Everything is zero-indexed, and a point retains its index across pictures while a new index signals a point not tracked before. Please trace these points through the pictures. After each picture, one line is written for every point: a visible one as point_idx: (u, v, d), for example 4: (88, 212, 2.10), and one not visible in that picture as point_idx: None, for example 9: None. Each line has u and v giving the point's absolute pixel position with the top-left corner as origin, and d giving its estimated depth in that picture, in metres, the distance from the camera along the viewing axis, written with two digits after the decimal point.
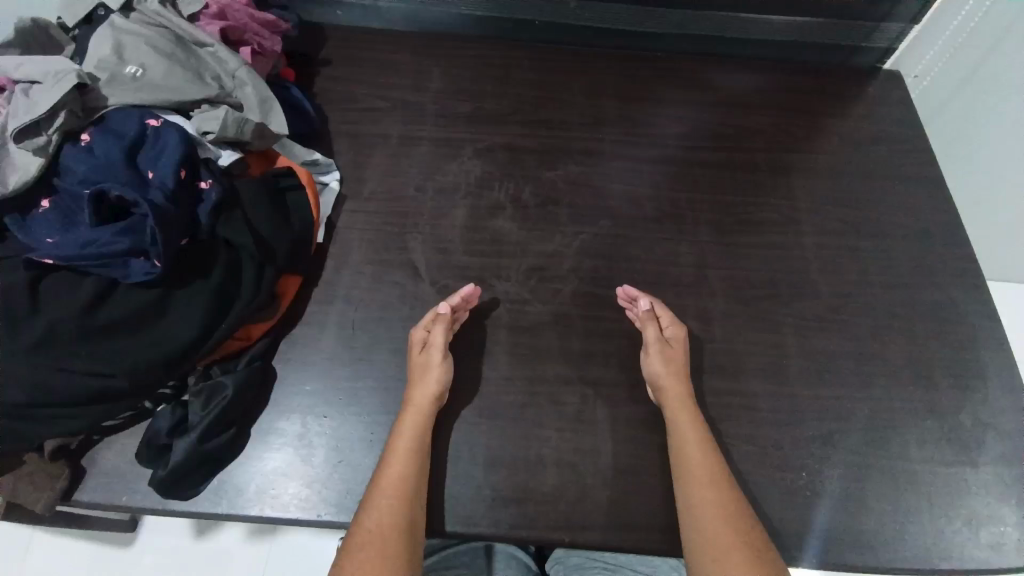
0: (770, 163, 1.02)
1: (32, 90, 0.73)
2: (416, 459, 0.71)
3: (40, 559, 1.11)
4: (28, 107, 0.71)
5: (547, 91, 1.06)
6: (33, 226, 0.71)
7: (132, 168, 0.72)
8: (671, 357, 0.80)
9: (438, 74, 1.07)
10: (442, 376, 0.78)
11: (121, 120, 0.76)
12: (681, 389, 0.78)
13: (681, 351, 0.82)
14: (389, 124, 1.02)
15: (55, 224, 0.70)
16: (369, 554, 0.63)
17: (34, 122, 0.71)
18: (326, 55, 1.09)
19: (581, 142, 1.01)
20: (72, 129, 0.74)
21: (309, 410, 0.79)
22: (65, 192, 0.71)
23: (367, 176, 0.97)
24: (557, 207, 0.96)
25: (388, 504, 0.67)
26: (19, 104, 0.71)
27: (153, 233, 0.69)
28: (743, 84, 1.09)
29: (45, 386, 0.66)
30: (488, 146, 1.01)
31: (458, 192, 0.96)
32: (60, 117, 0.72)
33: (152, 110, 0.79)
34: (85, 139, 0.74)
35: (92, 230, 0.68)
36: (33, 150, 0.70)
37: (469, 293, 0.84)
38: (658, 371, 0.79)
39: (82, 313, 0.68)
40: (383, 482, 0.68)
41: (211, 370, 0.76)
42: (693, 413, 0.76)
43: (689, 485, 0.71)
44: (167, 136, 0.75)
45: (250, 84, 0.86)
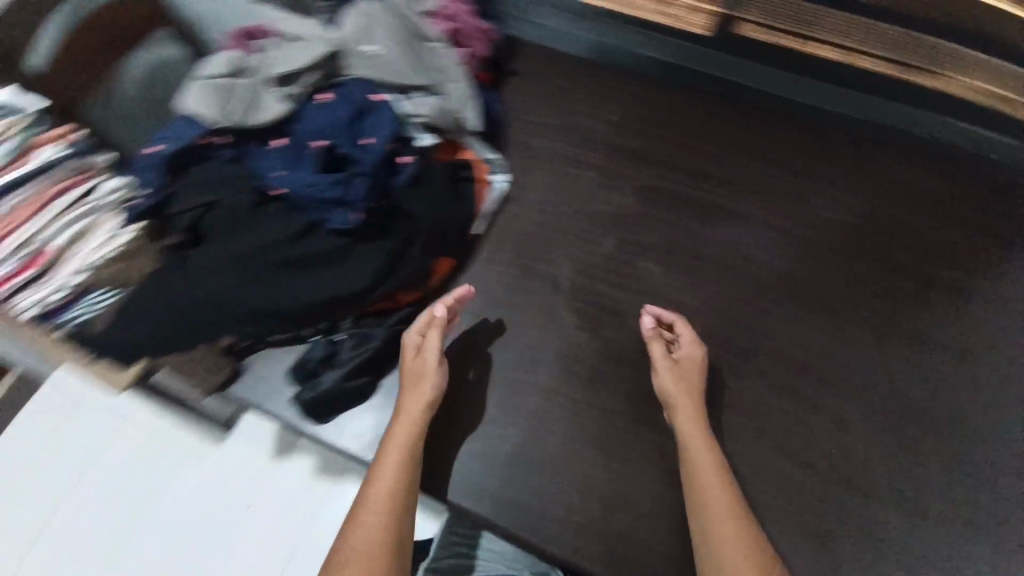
0: (931, 280, 0.97)
1: (289, 44, 0.86)
2: (405, 471, 0.75)
3: (135, 421, 1.19)
4: (284, 57, 0.84)
5: (717, 148, 1.07)
6: (262, 157, 0.81)
7: (355, 133, 0.83)
8: (683, 375, 0.84)
9: (616, 107, 1.11)
10: (433, 385, 0.81)
11: (354, 89, 0.87)
12: (691, 407, 0.81)
13: (694, 371, 0.85)
14: (560, 143, 1.09)
15: (281, 160, 0.80)
16: (357, 562, 0.68)
17: (287, 74, 0.83)
18: (518, 65, 1.17)
19: (738, 207, 1.02)
20: (314, 86, 0.85)
21: None
22: (295, 136, 0.82)
23: (530, 186, 1.04)
24: (699, 263, 0.99)
25: (378, 517, 0.71)
26: (277, 53, 0.84)
27: (361, 192, 0.79)
28: (928, 187, 1.02)
29: (241, 297, 0.78)
30: (647, 187, 1.04)
31: (609, 224, 1.01)
32: (309, 75, 0.85)
33: (379, 86, 0.90)
34: (322, 97, 0.85)
35: (314, 175, 0.79)
36: (280, 97, 0.82)
37: (461, 292, 0.88)
38: (668, 387, 0.83)
39: (288, 246, 0.80)
40: (375, 493, 0.73)
41: (363, 319, 0.87)
42: (705, 437, 0.79)
43: (707, 512, 0.73)
44: (388, 114, 0.86)
45: (458, 82, 0.95)
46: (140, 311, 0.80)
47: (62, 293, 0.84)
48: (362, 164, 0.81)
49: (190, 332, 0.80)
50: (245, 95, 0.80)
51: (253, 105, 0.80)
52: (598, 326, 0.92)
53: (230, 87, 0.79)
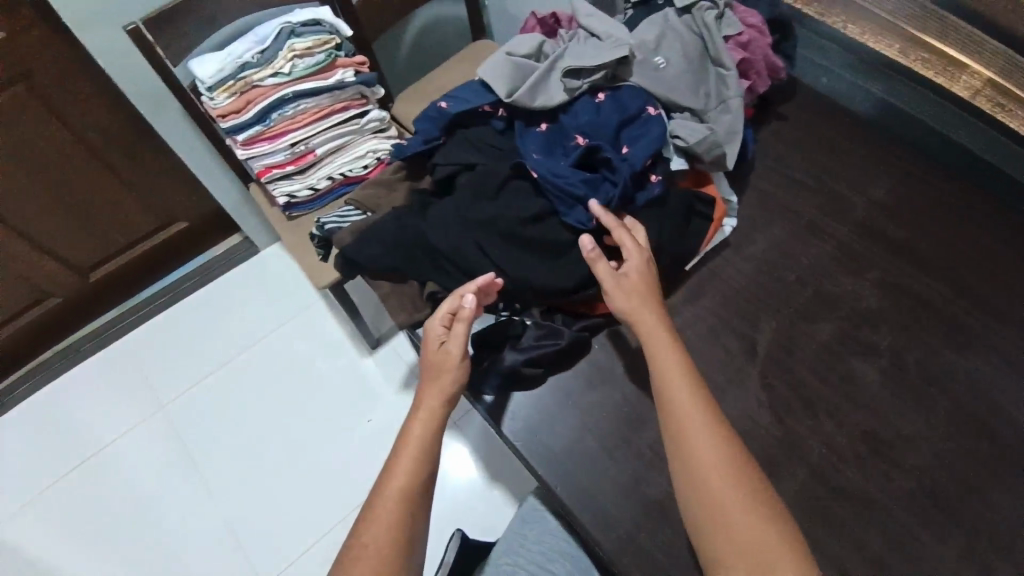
0: None
1: (590, 43, 0.91)
2: (420, 468, 0.73)
3: (317, 316, 1.58)
4: (582, 55, 0.89)
5: (1006, 269, 0.88)
6: (528, 136, 0.88)
7: (617, 139, 0.85)
8: (633, 291, 0.77)
9: (889, 185, 0.98)
10: (456, 380, 0.78)
11: (633, 95, 0.88)
12: (650, 332, 0.74)
13: (641, 283, 0.78)
14: (806, 203, 0.99)
15: (542, 145, 0.86)
16: (366, 562, 0.66)
17: (579, 70, 0.89)
18: (787, 111, 1.09)
19: (1012, 346, 0.84)
20: (596, 85, 0.90)
21: (595, 400, 0.86)
22: (562, 127, 0.88)
23: (758, 239, 0.97)
24: (937, 393, 0.82)
25: (387, 515, 0.69)
26: (577, 50, 0.90)
27: (607, 199, 0.82)
28: None
29: (467, 249, 0.85)
30: (897, 284, 0.90)
31: (836, 308, 0.90)
32: (597, 74, 0.88)
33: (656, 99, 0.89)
34: (599, 98, 0.89)
35: (568, 169, 0.83)
36: (565, 88, 0.88)
37: (488, 281, 0.82)
38: (625, 306, 0.76)
39: (520, 222, 0.84)
40: (388, 491, 0.70)
41: (553, 315, 0.90)
42: (682, 376, 0.70)
43: (695, 476, 0.64)
44: (656, 128, 0.85)
45: (731, 114, 0.91)
46: (376, 231, 0.89)
47: (311, 189, 1.28)
48: (612, 169, 0.83)
49: (409, 265, 0.88)
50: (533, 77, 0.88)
51: (536, 88, 0.88)
52: (788, 414, 0.83)
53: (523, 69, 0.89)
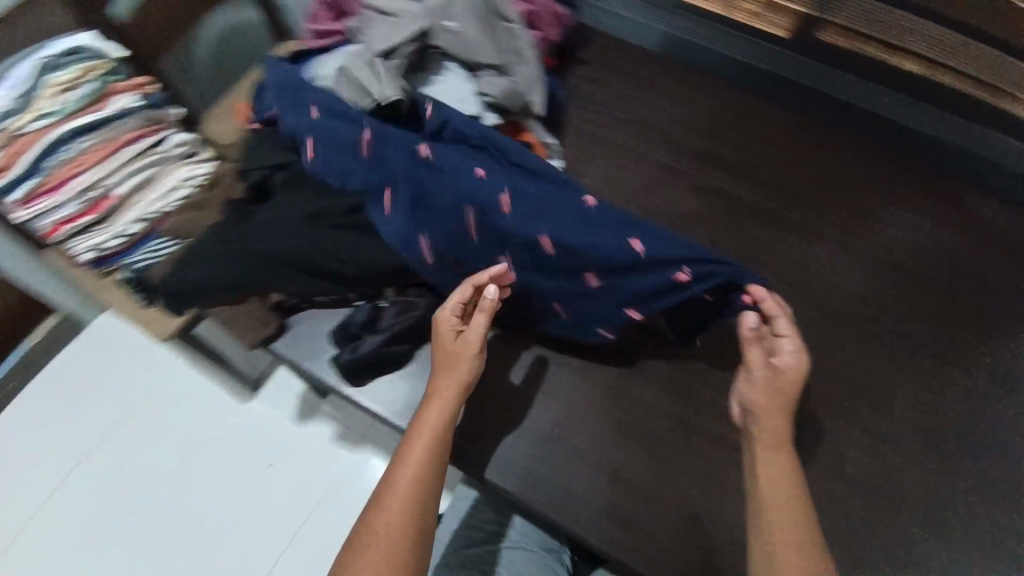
0: (1003, 309, 0.91)
1: (388, 21, 0.90)
2: (432, 457, 0.72)
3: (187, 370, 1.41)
4: (385, 36, 0.88)
5: (781, 152, 1.05)
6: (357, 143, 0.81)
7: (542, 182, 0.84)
8: (778, 387, 0.75)
9: (681, 103, 1.10)
10: (473, 372, 0.77)
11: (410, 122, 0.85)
12: (776, 418, 0.74)
13: (794, 382, 0.75)
14: (620, 133, 1.08)
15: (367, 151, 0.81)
16: (376, 551, 0.66)
17: (393, 50, 0.87)
18: (585, 54, 1.17)
19: (798, 214, 0.99)
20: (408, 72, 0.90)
21: None
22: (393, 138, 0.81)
23: (585, 174, 1.04)
24: (751, 268, 0.95)
25: (399, 504, 0.68)
26: (378, 33, 0.89)
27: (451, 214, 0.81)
28: (1005, 220, 0.98)
29: (300, 249, 0.80)
30: (705, 186, 1.02)
31: (662, 218, 1.00)
32: (410, 49, 0.88)
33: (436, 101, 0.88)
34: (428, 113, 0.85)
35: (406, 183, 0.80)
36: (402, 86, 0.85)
37: (501, 271, 0.80)
38: (759, 401, 0.75)
39: (348, 210, 0.82)
40: (399, 480, 0.70)
41: (408, 289, 0.87)
42: (780, 450, 0.72)
43: (765, 534, 0.67)
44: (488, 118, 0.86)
45: (527, 65, 0.95)
46: (200, 256, 0.82)
47: (123, 238, 1.09)
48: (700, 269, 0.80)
49: (242, 281, 0.81)
50: (354, 83, 0.85)
51: (360, 92, 0.85)
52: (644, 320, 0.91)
53: (342, 81, 0.86)
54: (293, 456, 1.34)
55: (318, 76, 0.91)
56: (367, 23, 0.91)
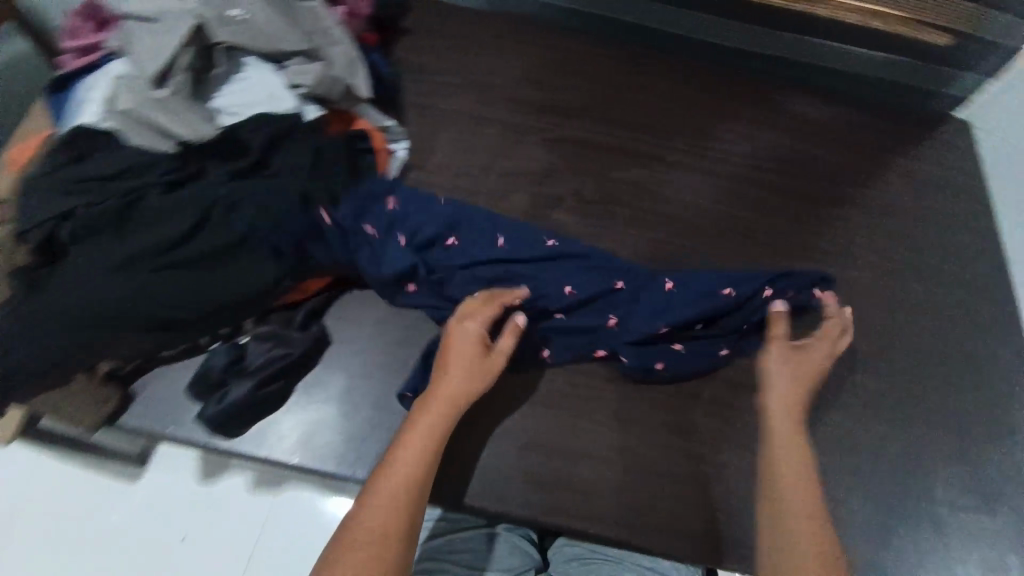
0: (830, 194, 1.01)
1: (150, 29, 0.77)
2: (429, 453, 0.68)
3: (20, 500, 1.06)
4: (153, 49, 0.75)
5: (620, 89, 1.07)
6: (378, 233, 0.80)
7: (487, 261, 0.84)
8: (799, 368, 0.79)
9: (517, 59, 1.08)
10: (483, 375, 0.73)
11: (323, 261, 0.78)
12: (799, 397, 0.76)
13: (810, 369, 0.79)
14: (463, 101, 1.04)
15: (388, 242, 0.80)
16: (359, 554, 0.59)
17: (168, 67, 0.75)
18: (408, 24, 1.10)
19: (647, 147, 1.03)
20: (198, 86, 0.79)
21: (357, 370, 0.81)
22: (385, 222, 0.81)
23: (436, 149, 0.99)
24: (616, 207, 0.97)
25: (392, 503, 0.63)
26: (143, 45, 0.76)
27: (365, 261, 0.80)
28: (817, 113, 1.08)
29: (120, 306, 0.70)
30: (556, 137, 1.02)
31: (522, 177, 0.98)
32: (185, 61, 0.76)
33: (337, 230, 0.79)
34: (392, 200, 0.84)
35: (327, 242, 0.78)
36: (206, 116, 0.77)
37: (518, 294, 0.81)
38: (781, 373, 0.78)
39: (167, 249, 0.73)
40: (393, 478, 0.65)
41: (268, 316, 0.79)
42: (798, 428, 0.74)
43: (776, 506, 0.68)
44: (397, 218, 0.83)
45: (339, 44, 0.86)
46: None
47: None
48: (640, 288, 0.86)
49: (55, 360, 0.69)
50: (147, 122, 0.74)
51: (159, 130, 0.75)
52: None
53: (127, 120, 0.73)
54: (214, 541, 1.04)
55: (88, 116, 0.75)
56: (129, 33, 0.77)
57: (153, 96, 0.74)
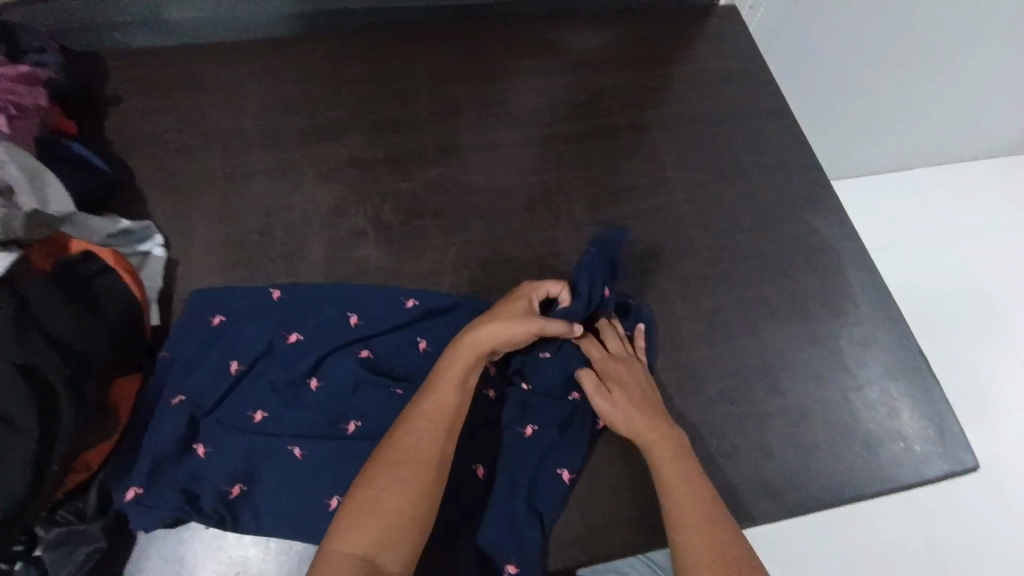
0: (630, 124, 0.97)
1: None
2: (434, 442, 0.60)
3: None
4: None
5: (384, 87, 0.96)
6: (198, 380, 0.72)
7: (333, 348, 0.75)
8: (624, 391, 0.71)
9: (259, 91, 0.94)
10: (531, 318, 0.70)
11: (149, 448, 0.68)
12: (648, 416, 0.68)
13: (632, 384, 0.72)
14: (212, 161, 0.89)
15: (212, 381, 0.72)
16: (382, 491, 0.57)
17: None
18: (113, 91, 0.91)
19: (434, 140, 0.94)
20: None
21: (181, 529, 0.68)
22: (210, 358, 0.74)
23: (198, 231, 0.85)
24: (421, 220, 0.88)
25: (424, 437, 0.60)
26: None
27: (208, 405, 0.71)
28: (592, 42, 1.03)
29: None
30: (333, 165, 0.90)
31: (310, 226, 0.87)
32: None
33: (154, 410, 0.72)
34: (217, 318, 0.77)
35: (160, 416, 0.69)
36: None
37: None
38: (619, 411, 0.70)
39: None
40: (426, 410, 0.62)
41: (57, 514, 0.65)
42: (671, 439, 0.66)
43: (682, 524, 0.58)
44: (226, 348, 0.75)
45: (13, 164, 0.70)
46: None
47: None
48: None
49: None
50: None
51: None
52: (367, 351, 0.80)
53: None
54: None
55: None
56: None
57: None
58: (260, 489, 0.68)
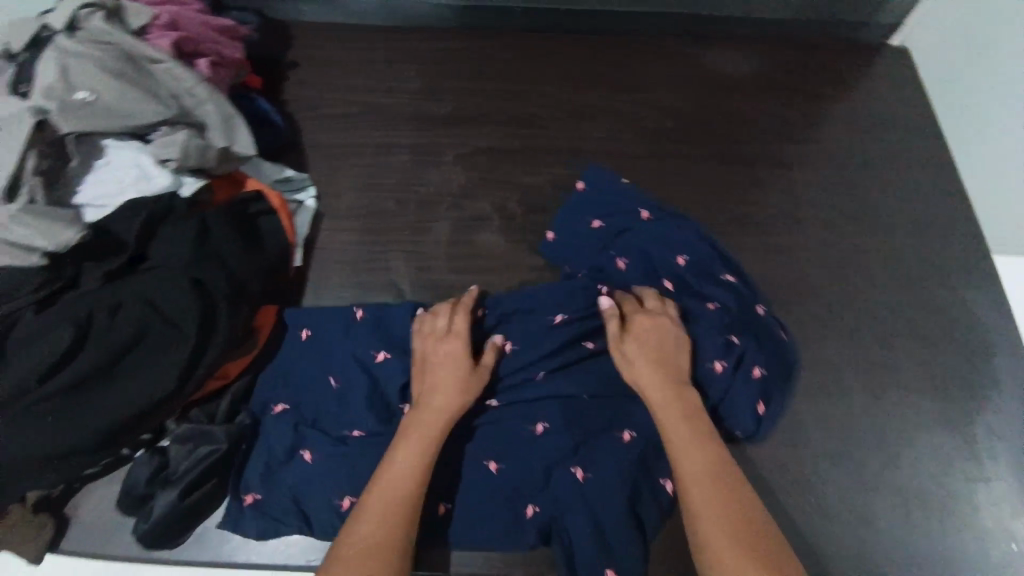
0: (768, 155, 0.95)
1: None
2: (394, 527, 0.58)
3: None
4: None
5: (528, 84, 1.00)
6: (301, 391, 0.76)
7: None
8: (648, 345, 0.71)
9: (415, 73, 1.01)
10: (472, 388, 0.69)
11: (265, 449, 0.73)
12: (663, 381, 0.69)
13: (662, 341, 0.72)
14: (365, 130, 0.97)
15: (314, 393, 0.76)
16: None
17: (11, 177, 0.68)
18: (293, 57, 1.02)
19: (567, 141, 0.96)
20: (47, 172, 0.72)
21: (275, 460, 0.73)
22: (311, 373, 0.77)
23: (343, 190, 0.93)
24: (544, 215, 0.91)
25: (378, 522, 0.58)
26: None
27: (311, 419, 0.75)
28: (742, 67, 1.01)
29: (15, 445, 0.65)
30: (470, 150, 0.95)
31: (441, 203, 0.92)
32: (29, 160, 0.69)
33: (256, 418, 0.76)
34: (306, 331, 0.79)
35: (268, 429, 0.74)
36: (67, 223, 0.68)
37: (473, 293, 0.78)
38: (643, 363, 0.70)
39: (45, 377, 0.66)
40: (378, 494, 0.60)
41: (190, 412, 0.74)
42: (687, 414, 0.66)
43: (697, 509, 0.59)
44: (322, 360, 0.77)
45: (211, 102, 0.80)
46: None
47: None
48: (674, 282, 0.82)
49: None
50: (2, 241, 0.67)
51: (18, 246, 0.67)
52: None
53: None
54: None
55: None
56: None
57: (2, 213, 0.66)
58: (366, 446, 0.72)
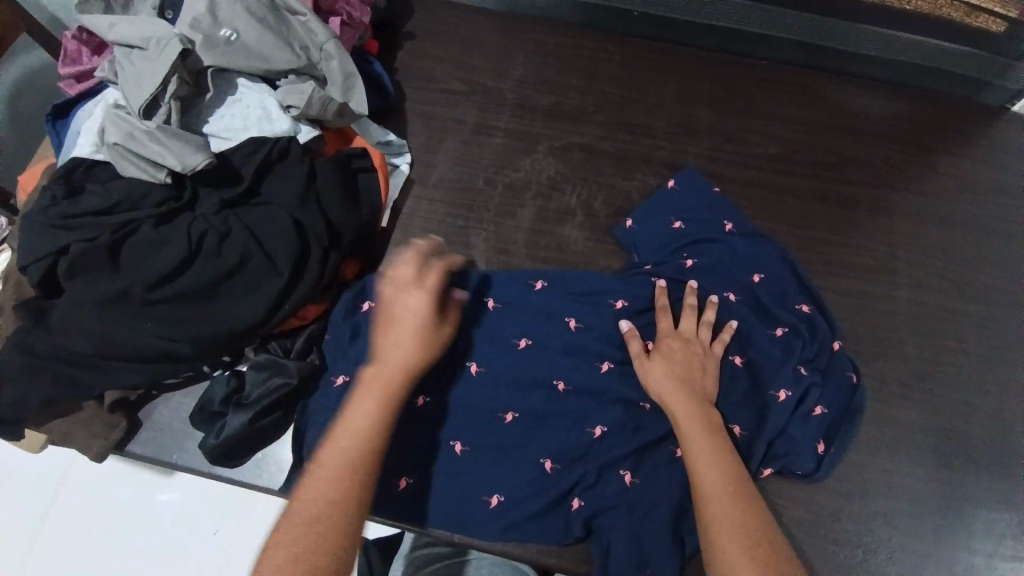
0: (869, 201, 0.92)
1: (134, 56, 0.76)
2: (363, 460, 0.56)
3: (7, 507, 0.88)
4: (143, 77, 0.74)
5: (634, 90, 1.00)
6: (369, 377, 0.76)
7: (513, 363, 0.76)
8: (671, 360, 0.72)
9: (523, 61, 1.03)
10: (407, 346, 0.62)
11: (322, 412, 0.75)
12: (683, 392, 0.69)
13: (688, 357, 0.73)
14: (467, 108, 0.99)
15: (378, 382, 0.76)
16: (307, 515, 0.52)
17: (153, 96, 0.74)
18: (410, 28, 1.06)
19: (662, 152, 0.96)
20: (182, 96, 0.77)
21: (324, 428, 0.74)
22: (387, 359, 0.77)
23: (437, 162, 0.95)
24: None
25: (344, 450, 0.56)
26: (128, 75, 0.75)
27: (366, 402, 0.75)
28: (854, 107, 0.98)
29: (114, 342, 0.70)
30: (566, 145, 0.96)
31: (528, 190, 0.93)
32: (172, 83, 0.74)
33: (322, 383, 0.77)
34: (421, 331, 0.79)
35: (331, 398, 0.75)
36: (196, 145, 0.73)
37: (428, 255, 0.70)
38: (667, 374, 0.71)
39: (150, 286, 0.71)
40: (347, 424, 0.57)
41: (269, 344, 0.78)
42: (705, 422, 0.66)
43: (708, 512, 0.58)
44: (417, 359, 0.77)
45: (336, 58, 0.83)
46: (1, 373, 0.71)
47: None
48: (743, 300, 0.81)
49: (51, 397, 0.71)
50: (136, 154, 0.72)
51: (150, 161, 0.72)
52: None
53: (121, 152, 0.72)
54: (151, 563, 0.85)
55: (80, 149, 0.76)
56: (118, 63, 0.76)
57: (146, 129, 0.72)
58: (433, 406, 0.75)
